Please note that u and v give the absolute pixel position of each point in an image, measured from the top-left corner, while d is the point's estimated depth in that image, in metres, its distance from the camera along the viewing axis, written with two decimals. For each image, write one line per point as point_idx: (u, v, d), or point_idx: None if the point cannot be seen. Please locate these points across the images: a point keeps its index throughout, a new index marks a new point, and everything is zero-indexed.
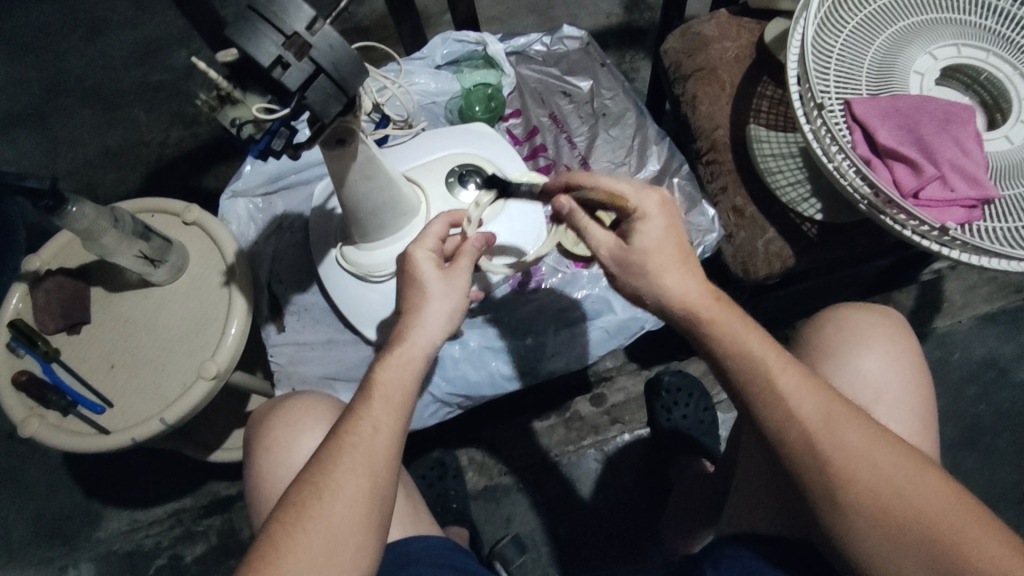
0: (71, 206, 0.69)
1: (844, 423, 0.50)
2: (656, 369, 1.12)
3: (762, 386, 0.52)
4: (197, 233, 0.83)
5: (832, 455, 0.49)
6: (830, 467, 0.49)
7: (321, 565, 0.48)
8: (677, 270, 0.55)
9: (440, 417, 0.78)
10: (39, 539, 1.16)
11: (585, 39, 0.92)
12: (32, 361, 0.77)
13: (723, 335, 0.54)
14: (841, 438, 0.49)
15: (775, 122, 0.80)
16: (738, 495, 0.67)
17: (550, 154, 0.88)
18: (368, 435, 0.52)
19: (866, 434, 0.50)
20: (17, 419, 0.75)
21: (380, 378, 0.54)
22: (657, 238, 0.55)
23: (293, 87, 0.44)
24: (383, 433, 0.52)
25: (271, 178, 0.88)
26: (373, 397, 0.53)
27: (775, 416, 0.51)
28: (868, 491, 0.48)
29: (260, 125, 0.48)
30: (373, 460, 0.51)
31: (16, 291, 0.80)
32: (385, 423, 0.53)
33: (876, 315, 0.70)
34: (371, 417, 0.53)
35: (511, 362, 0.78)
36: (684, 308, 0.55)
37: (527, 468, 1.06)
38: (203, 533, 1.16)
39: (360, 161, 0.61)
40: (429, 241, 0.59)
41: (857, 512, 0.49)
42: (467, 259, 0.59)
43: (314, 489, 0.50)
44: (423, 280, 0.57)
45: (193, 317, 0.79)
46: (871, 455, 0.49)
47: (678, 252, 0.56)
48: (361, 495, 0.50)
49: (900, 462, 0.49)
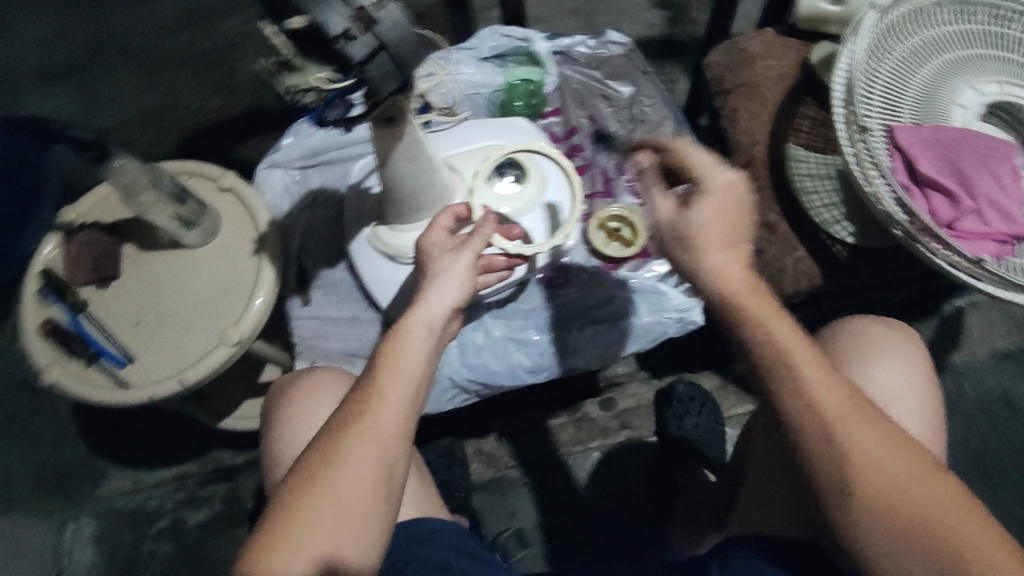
0: (114, 160, 0.72)
1: (859, 426, 0.50)
2: (669, 379, 1.12)
3: (778, 386, 0.51)
4: (231, 200, 0.84)
5: (842, 454, 0.49)
6: (846, 473, 0.49)
7: (330, 529, 0.49)
8: (719, 250, 0.53)
9: (457, 403, 0.77)
10: (44, 490, 1.17)
11: (629, 46, 0.92)
12: (60, 310, 0.78)
13: (750, 329, 0.51)
14: (854, 446, 0.49)
15: (813, 143, 0.81)
16: (743, 498, 0.68)
17: (586, 155, 0.87)
18: (374, 404, 0.52)
19: (879, 438, 0.49)
20: (41, 366, 0.76)
21: (400, 350, 0.54)
22: (711, 210, 0.53)
23: (354, 61, 0.44)
24: (389, 402, 0.52)
25: (312, 152, 0.88)
26: (389, 371, 0.53)
27: (789, 410, 0.51)
28: (881, 496, 0.48)
29: (319, 93, 0.47)
30: (377, 429, 0.51)
31: (50, 240, 0.82)
32: (390, 392, 0.52)
33: (888, 326, 0.70)
34: (375, 388, 0.52)
35: (534, 354, 0.75)
36: (721, 292, 0.52)
37: (535, 463, 1.06)
38: (207, 500, 1.16)
39: (406, 142, 0.62)
40: (440, 232, 0.62)
41: (867, 518, 0.48)
42: (475, 233, 0.60)
43: (323, 456, 0.51)
44: (432, 260, 0.60)
45: (221, 282, 0.80)
46: (882, 463, 0.49)
47: (729, 236, 0.53)
48: (366, 461, 0.50)
49: (907, 473, 0.49)
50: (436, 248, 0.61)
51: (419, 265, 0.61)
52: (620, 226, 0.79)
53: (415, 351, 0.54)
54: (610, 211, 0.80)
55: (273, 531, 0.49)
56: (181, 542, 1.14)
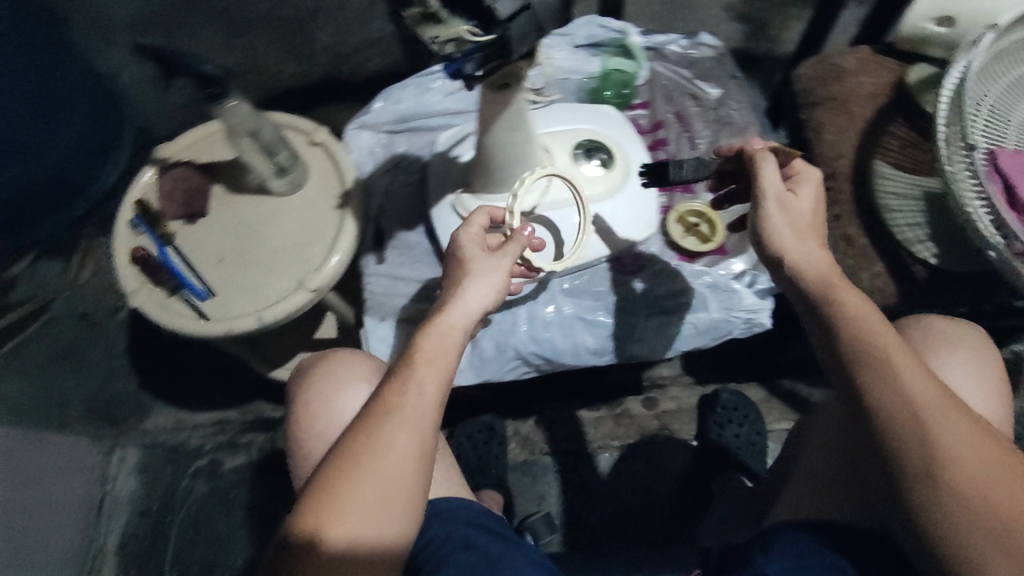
0: (229, 101, 0.74)
1: (953, 415, 0.48)
2: (712, 387, 1.13)
3: (867, 370, 0.50)
4: (320, 155, 0.87)
5: (937, 442, 0.47)
6: (935, 457, 0.47)
7: (369, 511, 0.49)
8: (806, 240, 0.58)
9: (518, 374, 0.78)
10: (95, 417, 1.22)
11: (720, 49, 0.93)
12: (150, 239, 0.82)
13: (840, 318, 0.53)
14: (945, 435, 0.47)
15: (902, 162, 0.81)
16: (795, 484, 0.70)
17: (670, 150, 0.88)
18: (413, 395, 0.52)
19: (968, 435, 0.47)
20: (128, 289, 0.79)
21: (434, 344, 0.55)
22: (812, 199, 0.59)
23: (502, 16, 0.46)
24: (428, 394, 0.53)
25: (399, 118, 0.90)
26: (421, 359, 0.54)
27: (878, 397, 0.49)
28: (974, 488, 0.45)
29: (459, 45, 0.48)
30: (419, 419, 0.52)
31: (149, 172, 0.86)
32: (427, 383, 0.53)
33: (981, 339, 0.67)
34: (414, 378, 0.53)
35: (598, 336, 0.77)
36: (819, 275, 0.55)
37: (571, 452, 1.07)
38: (245, 446, 1.19)
39: (511, 112, 0.64)
40: (474, 230, 0.63)
41: (960, 510, 0.45)
42: (512, 238, 0.61)
43: (364, 444, 0.50)
44: (467, 260, 0.60)
45: (302, 231, 0.83)
46: (970, 461, 0.46)
47: (812, 230, 0.59)
48: (406, 451, 0.51)
49: (997, 469, 0.46)
50: (474, 249, 0.61)
51: (453, 262, 0.62)
52: (699, 222, 0.80)
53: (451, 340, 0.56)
54: (690, 205, 0.81)
55: (317, 515, 0.49)
56: (216, 483, 1.16)
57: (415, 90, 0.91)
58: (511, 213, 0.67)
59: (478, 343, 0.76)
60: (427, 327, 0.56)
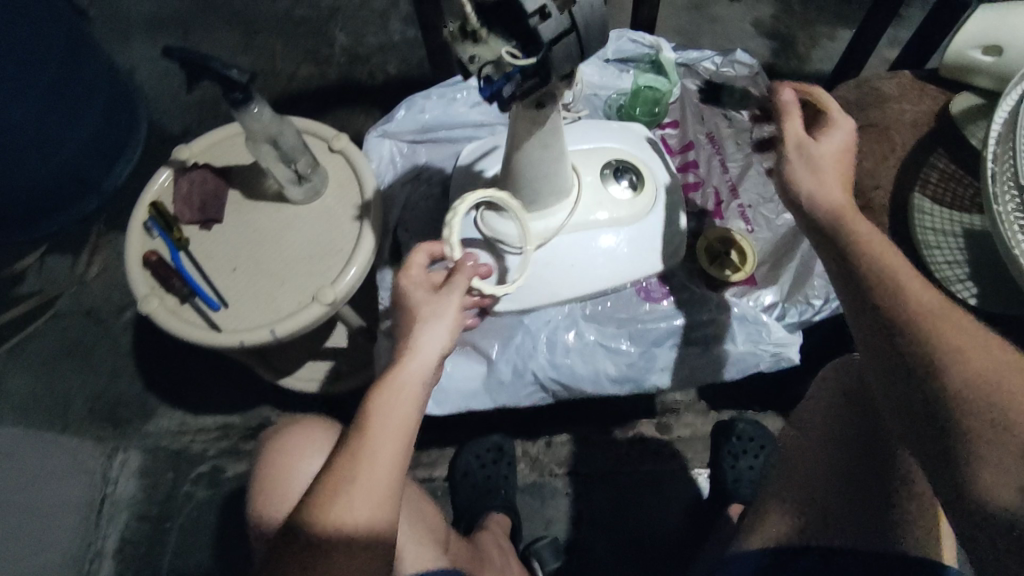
0: (253, 105, 0.73)
1: (961, 321, 0.52)
2: (726, 414, 1.09)
3: (881, 285, 0.55)
4: (340, 162, 0.85)
5: (946, 343, 0.51)
6: (946, 356, 0.51)
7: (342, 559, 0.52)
8: (831, 173, 0.62)
9: (534, 400, 0.76)
10: (98, 417, 1.20)
11: (754, 68, 0.90)
12: (163, 244, 0.80)
13: (853, 241, 0.58)
14: (957, 337, 0.51)
15: (942, 196, 0.78)
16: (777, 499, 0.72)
17: (700, 172, 0.84)
18: (369, 451, 0.54)
19: (973, 337, 0.51)
20: (138, 295, 0.77)
21: (389, 394, 0.56)
22: (839, 146, 0.63)
23: (546, 37, 0.44)
24: (385, 444, 0.55)
25: (422, 128, 0.88)
26: (375, 413, 0.56)
27: (891, 305, 0.54)
28: (984, 381, 0.49)
29: (497, 67, 0.47)
30: (377, 474, 0.54)
31: (164, 174, 0.84)
32: (386, 429, 0.55)
33: None
34: (371, 428, 0.55)
35: (621, 365, 0.75)
36: (832, 204, 0.60)
37: (580, 475, 1.05)
38: (249, 453, 1.17)
39: (546, 130, 0.61)
40: (416, 272, 0.64)
41: (972, 403, 0.49)
42: (456, 270, 0.62)
43: (322, 505, 0.53)
44: (415, 307, 0.61)
45: (319, 242, 0.81)
46: (978, 359, 0.50)
47: (838, 169, 0.62)
48: (366, 502, 0.53)
49: (1003, 365, 0.50)
50: (419, 293, 0.62)
51: (401, 310, 0.62)
52: (728, 251, 0.77)
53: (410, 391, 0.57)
54: (719, 232, 0.78)
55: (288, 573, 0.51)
56: (218, 490, 1.14)
57: (439, 100, 0.88)
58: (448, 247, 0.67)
59: (495, 367, 0.74)
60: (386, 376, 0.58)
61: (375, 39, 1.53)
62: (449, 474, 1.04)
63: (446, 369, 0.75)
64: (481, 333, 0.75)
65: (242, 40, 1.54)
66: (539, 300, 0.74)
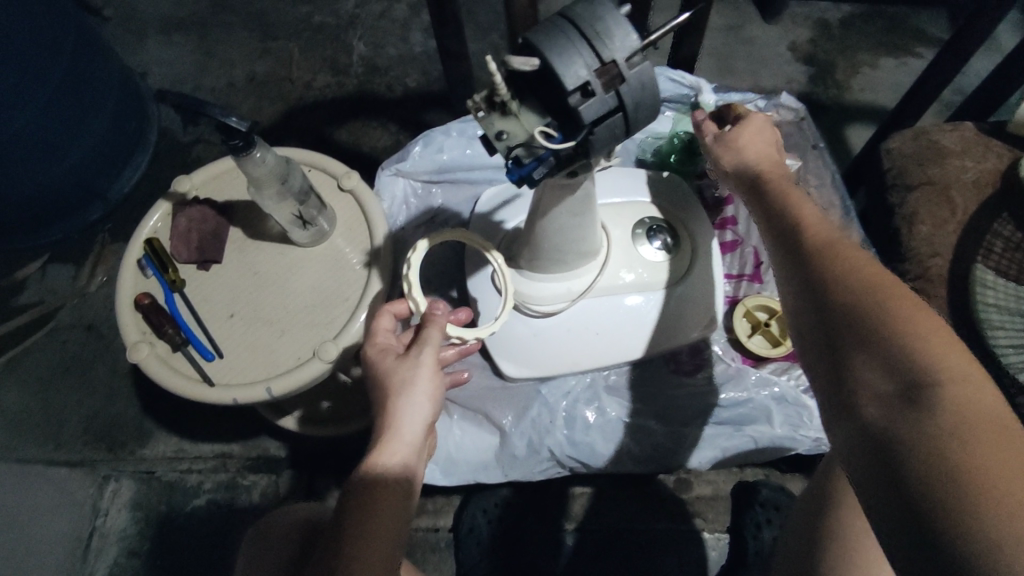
0: (256, 151, 0.67)
1: (886, 286, 0.46)
2: (750, 474, 1.02)
3: (811, 252, 0.51)
4: (349, 202, 0.79)
5: (872, 307, 0.44)
6: (866, 317, 0.44)
7: None
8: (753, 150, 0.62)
9: (549, 476, 0.70)
10: (93, 440, 1.16)
11: (801, 113, 0.85)
12: (157, 286, 0.75)
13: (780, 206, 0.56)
14: (887, 302, 0.44)
15: (1008, 269, 0.74)
16: None
17: (739, 229, 0.79)
18: (370, 522, 0.54)
19: (905, 303, 0.44)
20: (128, 341, 0.72)
21: (382, 462, 0.56)
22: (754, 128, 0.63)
23: (587, 120, 0.37)
24: (384, 512, 0.55)
25: (441, 168, 0.82)
26: (372, 481, 0.56)
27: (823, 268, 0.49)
28: (905, 348, 0.42)
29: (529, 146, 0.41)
30: (378, 544, 0.54)
31: (159, 209, 0.79)
32: (387, 491, 0.56)
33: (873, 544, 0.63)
34: (371, 496, 0.55)
35: (644, 444, 0.69)
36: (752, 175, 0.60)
37: (592, 536, 0.98)
38: (248, 487, 1.12)
39: (577, 198, 0.55)
40: (382, 338, 0.63)
41: (887, 362, 0.42)
42: (425, 331, 0.60)
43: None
44: (387, 373, 0.59)
45: (323, 290, 0.75)
46: (906, 321, 0.43)
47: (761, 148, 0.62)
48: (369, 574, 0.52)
49: (926, 329, 0.42)
50: (389, 360, 0.60)
51: (375, 383, 0.60)
52: (768, 320, 0.71)
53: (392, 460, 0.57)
54: (759, 299, 0.72)
55: None
56: (214, 527, 1.09)
57: (460, 137, 0.82)
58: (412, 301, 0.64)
59: (509, 440, 0.69)
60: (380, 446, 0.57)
61: (393, 50, 1.47)
62: (454, 526, 0.98)
63: (456, 439, 0.70)
64: (497, 401, 0.70)
65: (257, 47, 1.48)
66: (559, 369, 0.68)
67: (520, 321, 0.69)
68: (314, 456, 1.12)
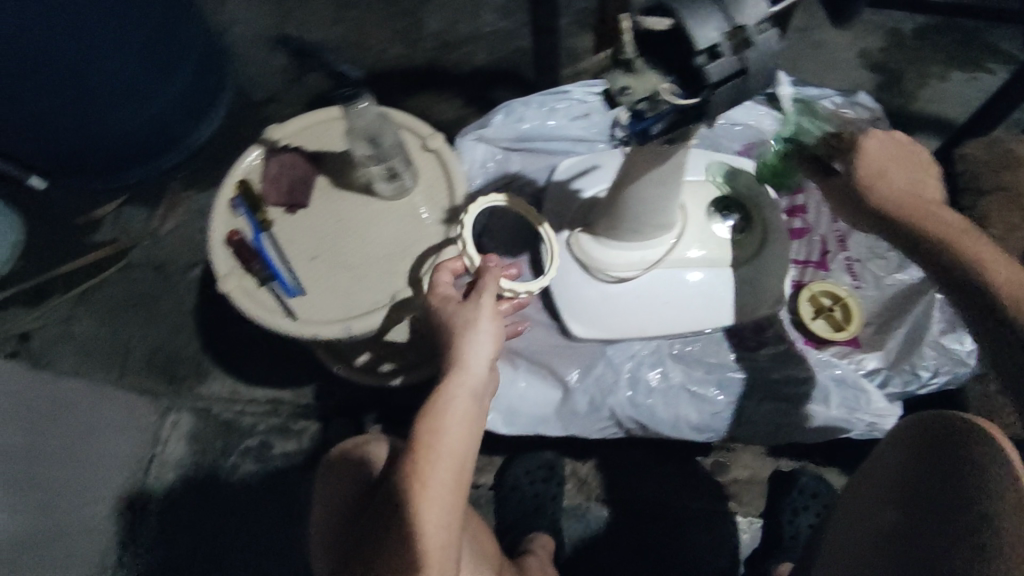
0: (360, 100, 0.74)
1: None
2: (785, 464, 1.05)
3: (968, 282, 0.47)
4: (431, 161, 0.82)
5: None
6: None
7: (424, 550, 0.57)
8: (882, 177, 0.55)
9: (606, 435, 0.74)
10: (154, 372, 1.22)
11: (876, 112, 0.87)
12: (247, 224, 0.79)
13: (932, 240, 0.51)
14: None
15: None
16: None
17: (807, 219, 0.84)
18: (436, 452, 0.59)
19: None
20: (219, 273, 0.76)
21: (447, 400, 0.60)
22: (878, 151, 0.56)
23: (711, 80, 0.40)
24: (448, 444, 0.60)
25: (520, 136, 0.85)
26: (441, 420, 0.60)
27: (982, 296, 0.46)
28: None
29: (651, 104, 0.44)
30: (444, 470, 0.59)
31: (255, 150, 0.83)
32: (449, 427, 0.60)
33: None
34: (439, 430, 0.59)
35: (703, 413, 0.72)
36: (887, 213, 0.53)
37: (626, 508, 1.02)
38: (298, 433, 1.17)
39: (667, 167, 0.57)
40: (444, 289, 0.68)
41: None
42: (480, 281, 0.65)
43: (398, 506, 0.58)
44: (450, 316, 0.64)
45: (403, 240, 0.79)
46: None
47: (897, 177, 0.55)
48: (437, 500, 0.58)
49: None
50: (451, 303, 0.65)
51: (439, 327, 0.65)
52: (832, 307, 0.76)
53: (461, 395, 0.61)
54: (825, 287, 0.77)
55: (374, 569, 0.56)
56: (266, 466, 1.15)
57: (541, 108, 0.85)
58: (467, 257, 0.69)
59: (572, 396, 0.73)
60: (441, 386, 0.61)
61: (464, 27, 1.50)
62: (497, 483, 1.03)
63: (521, 391, 0.74)
64: (561, 358, 0.75)
65: (332, 13, 1.53)
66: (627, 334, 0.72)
67: (593, 286, 0.72)
68: (362, 408, 1.17)
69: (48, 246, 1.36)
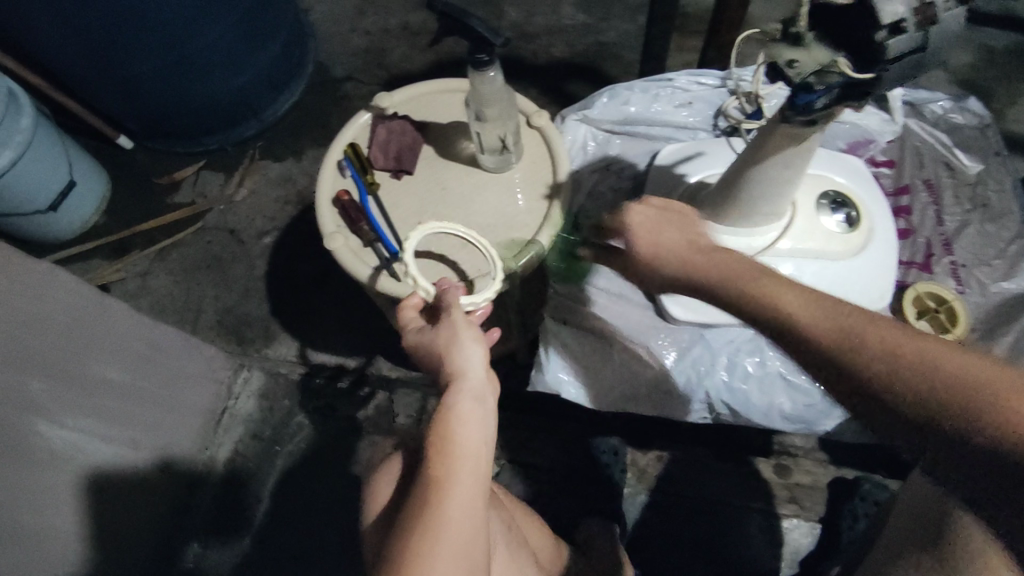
0: (491, 70, 0.74)
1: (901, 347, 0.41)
2: (849, 472, 1.04)
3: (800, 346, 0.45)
4: (535, 139, 0.84)
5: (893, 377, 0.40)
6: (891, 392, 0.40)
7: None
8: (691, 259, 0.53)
9: (696, 418, 0.79)
10: (224, 333, 1.27)
11: (986, 120, 0.87)
12: (354, 185, 0.82)
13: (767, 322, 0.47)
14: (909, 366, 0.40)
15: None
16: None
17: (911, 220, 0.84)
18: (453, 469, 0.54)
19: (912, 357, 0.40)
20: (325, 231, 0.79)
21: (456, 414, 0.56)
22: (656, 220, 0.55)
23: (891, 55, 0.41)
24: (465, 462, 0.55)
25: (624, 120, 0.87)
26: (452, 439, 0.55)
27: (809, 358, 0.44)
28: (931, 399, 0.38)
29: (819, 76, 0.45)
30: (470, 487, 0.54)
31: (365, 117, 0.86)
32: (463, 441, 0.55)
33: None
34: (455, 446, 0.55)
35: (798, 403, 0.76)
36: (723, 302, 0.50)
37: (685, 501, 1.03)
38: (361, 400, 1.19)
39: (797, 150, 0.58)
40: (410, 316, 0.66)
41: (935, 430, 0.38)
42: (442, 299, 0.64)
43: (419, 538, 0.50)
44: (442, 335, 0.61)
45: (504, 212, 0.80)
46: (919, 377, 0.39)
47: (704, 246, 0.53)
48: (459, 526, 0.51)
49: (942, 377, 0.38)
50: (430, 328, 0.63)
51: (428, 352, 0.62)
52: (938, 308, 0.76)
53: (466, 403, 0.57)
54: (932, 288, 0.78)
55: None
56: (325, 429, 1.17)
57: (644, 94, 0.88)
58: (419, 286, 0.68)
59: (669, 376, 0.77)
60: (446, 405, 0.57)
61: (543, 19, 1.52)
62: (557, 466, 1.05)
63: (615, 367, 0.79)
64: (661, 338, 0.78)
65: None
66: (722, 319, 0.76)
67: None
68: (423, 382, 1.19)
69: (129, 204, 1.41)
